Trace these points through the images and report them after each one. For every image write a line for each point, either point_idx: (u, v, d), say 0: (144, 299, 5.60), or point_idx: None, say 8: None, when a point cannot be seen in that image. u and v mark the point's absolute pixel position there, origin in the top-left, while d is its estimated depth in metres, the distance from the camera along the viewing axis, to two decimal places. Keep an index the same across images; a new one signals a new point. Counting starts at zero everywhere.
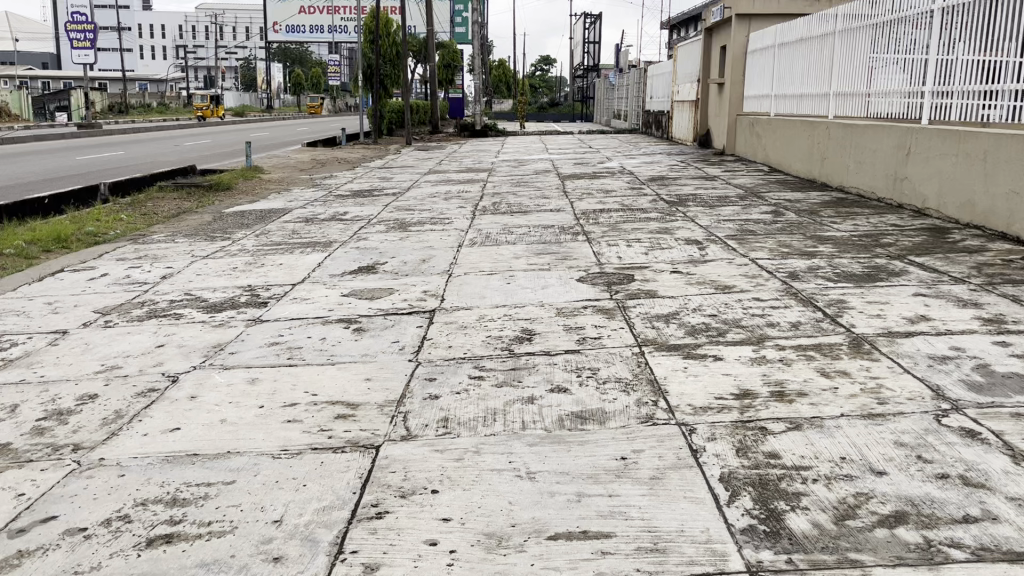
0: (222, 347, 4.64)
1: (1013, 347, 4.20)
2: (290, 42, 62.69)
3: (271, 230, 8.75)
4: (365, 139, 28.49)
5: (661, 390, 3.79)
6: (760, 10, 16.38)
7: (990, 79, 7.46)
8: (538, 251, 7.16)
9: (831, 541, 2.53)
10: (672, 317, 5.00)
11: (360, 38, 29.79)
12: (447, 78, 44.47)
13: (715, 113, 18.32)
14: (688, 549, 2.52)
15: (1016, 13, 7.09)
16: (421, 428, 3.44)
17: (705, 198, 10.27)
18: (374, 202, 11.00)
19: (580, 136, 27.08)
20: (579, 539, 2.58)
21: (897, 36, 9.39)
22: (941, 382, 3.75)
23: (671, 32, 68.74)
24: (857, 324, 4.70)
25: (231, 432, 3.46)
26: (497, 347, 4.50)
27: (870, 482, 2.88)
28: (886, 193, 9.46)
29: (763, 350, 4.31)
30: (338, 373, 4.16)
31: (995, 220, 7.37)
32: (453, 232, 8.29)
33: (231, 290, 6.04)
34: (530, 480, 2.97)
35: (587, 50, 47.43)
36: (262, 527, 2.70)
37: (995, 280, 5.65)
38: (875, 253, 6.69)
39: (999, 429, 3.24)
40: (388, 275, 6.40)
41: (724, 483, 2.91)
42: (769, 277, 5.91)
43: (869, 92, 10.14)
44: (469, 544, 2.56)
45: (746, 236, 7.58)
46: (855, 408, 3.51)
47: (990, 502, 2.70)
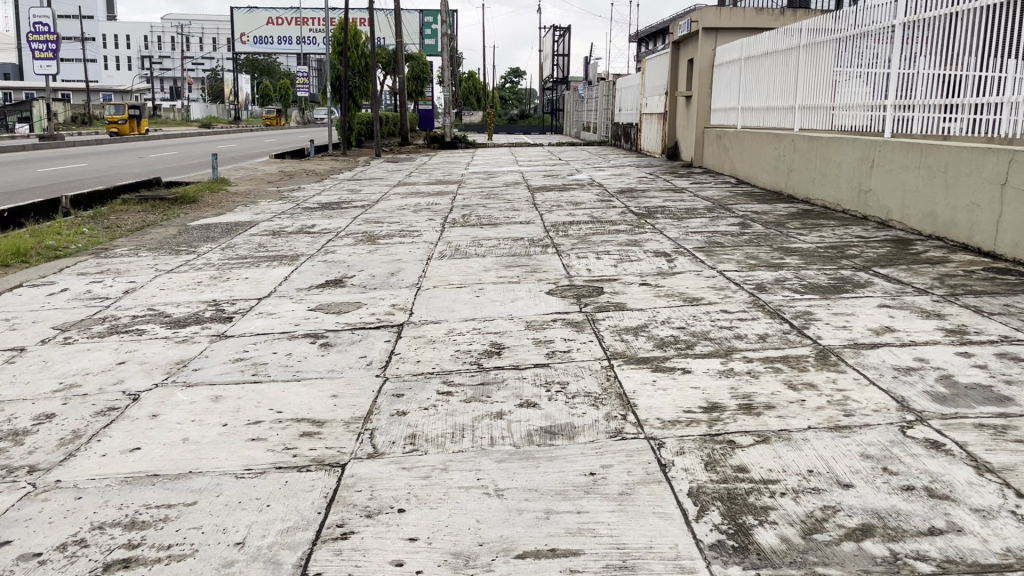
0: (184, 364, 4.56)
1: (976, 358, 4.25)
2: (258, 54, 62.30)
3: (237, 243, 8.65)
4: (333, 151, 28.39)
5: (630, 404, 3.78)
6: (727, 24, 16.55)
7: (950, 93, 7.60)
8: (508, 264, 7.16)
9: (799, 556, 2.52)
10: (641, 329, 5.00)
11: (329, 49, 29.47)
12: (417, 90, 44.44)
13: (683, 126, 18.49)
14: (656, 566, 2.51)
15: (975, 28, 7.22)
16: (388, 446, 3.40)
17: (673, 210, 10.34)
18: (342, 214, 10.94)
19: (550, 148, 27.17)
20: (548, 557, 2.55)
21: (860, 51, 9.55)
22: (906, 393, 3.79)
23: (640, 46, 69.72)
24: (824, 336, 4.73)
25: (193, 452, 3.39)
26: (466, 361, 4.47)
27: (837, 495, 2.89)
28: (851, 205, 9.58)
29: (730, 362, 4.32)
30: (304, 389, 4.09)
31: (956, 232, 7.49)
32: (422, 245, 8.25)
33: (195, 305, 5.94)
34: (498, 497, 2.94)
35: (557, 62, 47.74)
36: (224, 550, 2.64)
37: (958, 291, 5.73)
38: (841, 265, 6.76)
39: (963, 440, 3.27)
40: (356, 288, 6.34)
41: (692, 498, 2.90)
42: (737, 290, 5.95)
43: (834, 105, 10.28)
44: (436, 564, 2.52)
45: (714, 248, 7.63)
46: (822, 420, 3.52)
47: (954, 513, 2.72)
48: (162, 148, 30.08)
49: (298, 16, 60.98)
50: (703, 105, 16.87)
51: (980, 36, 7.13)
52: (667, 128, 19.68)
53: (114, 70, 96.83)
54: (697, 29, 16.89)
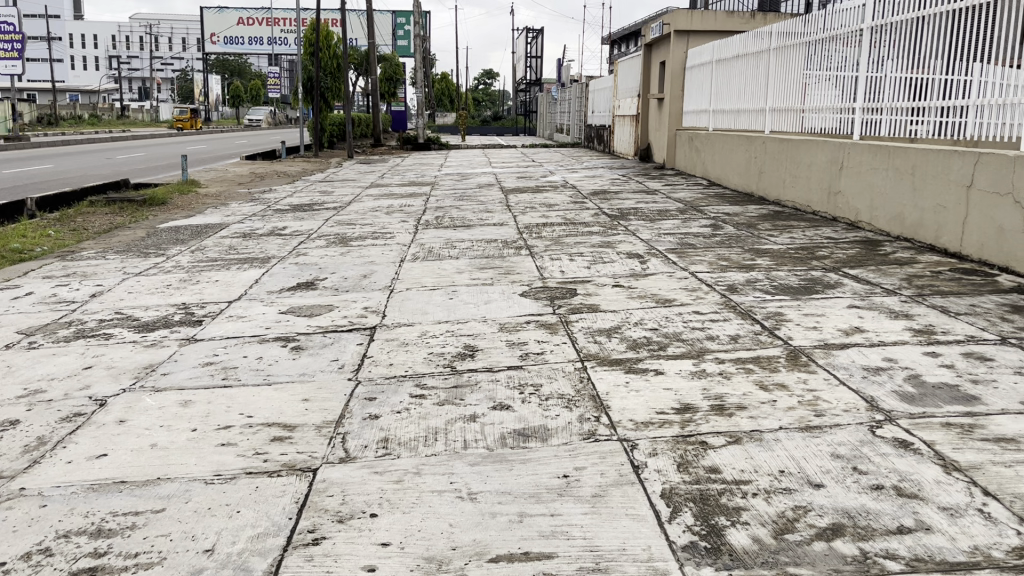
0: (153, 368, 4.50)
1: (943, 358, 4.31)
2: (228, 54, 61.73)
3: (207, 246, 8.56)
4: (306, 152, 28.24)
5: (604, 406, 3.78)
6: (698, 27, 16.65)
7: (917, 96, 7.72)
8: (482, 265, 7.14)
9: (770, 556, 2.54)
10: (614, 330, 5.01)
11: (301, 49, 29.30)
12: (389, 91, 44.32)
13: (656, 129, 18.59)
14: (629, 568, 2.51)
15: (941, 32, 7.34)
16: (360, 450, 3.37)
17: (646, 212, 10.39)
18: (313, 216, 10.87)
19: (524, 150, 27.20)
20: (521, 560, 2.55)
21: (829, 54, 9.67)
22: (875, 393, 3.83)
23: (612, 49, 70.19)
24: (794, 337, 4.77)
25: (162, 459, 3.34)
26: (439, 364, 4.45)
27: (808, 495, 2.91)
28: (821, 207, 9.68)
29: (703, 363, 4.35)
30: (274, 394, 4.05)
31: (924, 233, 7.60)
32: (394, 247, 8.23)
33: (163, 308, 5.87)
34: (472, 501, 2.93)
35: (530, 64, 47.83)
36: (192, 557, 2.60)
37: (926, 292, 5.80)
38: (811, 266, 6.83)
39: (931, 439, 3.31)
40: (328, 291, 6.29)
41: (665, 500, 2.90)
42: (709, 291, 5.98)
43: (803, 108, 10.39)
44: (408, 569, 2.51)
45: (686, 250, 7.68)
46: (793, 421, 3.55)
47: (923, 512, 2.75)
48: (132, 148, 29.76)
49: (269, 17, 60.54)
50: (675, 107, 16.98)
51: (945, 39, 7.24)
52: (640, 130, 19.76)
53: (82, 70, 95.35)
54: (669, 32, 16.99)
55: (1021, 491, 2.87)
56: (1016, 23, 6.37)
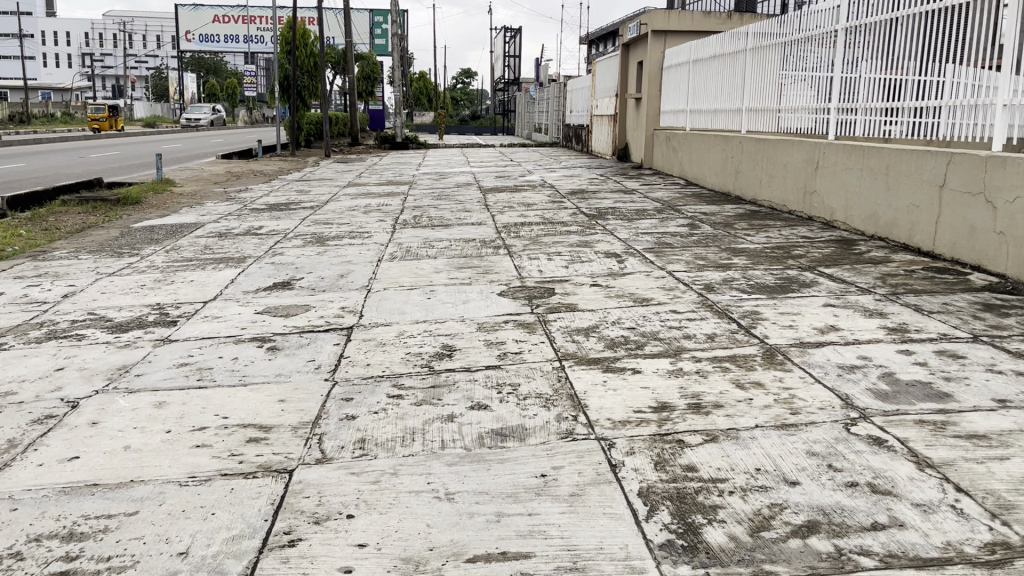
0: (127, 369, 4.45)
1: (916, 356, 4.36)
2: (203, 52, 61.23)
3: (182, 245, 8.47)
4: (282, 151, 28.06)
5: (581, 405, 3.79)
6: (675, 27, 16.72)
7: (891, 97, 7.81)
8: (460, 265, 7.12)
9: (746, 554, 2.55)
10: (592, 330, 5.02)
11: (278, 48, 29.11)
12: (367, 90, 44.17)
13: (633, 129, 18.67)
14: (607, 567, 2.51)
15: (914, 33, 7.42)
16: (337, 450, 3.35)
17: (624, 211, 10.42)
18: (290, 215, 10.81)
19: (502, 149, 27.20)
20: (499, 560, 2.54)
21: (804, 55, 9.75)
22: (850, 391, 3.86)
23: (589, 49, 70.45)
24: (771, 336, 4.81)
25: (135, 461, 3.30)
26: (417, 364, 4.43)
27: (783, 492, 2.93)
28: (797, 206, 9.75)
29: (679, 362, 4.36)
30: (250, 394, 4.02)
31: (897, 232, 7.68)
32: (372, 246, 8.20)
33: (138, 308, 5.81)
34: (449, 501, 2.92)
35: (508, 63, 47.86)
36: (166, 561, 2.57)
37: (899, 290, 5.87)
38: (787, 265, 6.88)
39: (905, 436, 3.34)
40: (305, 291, 6.25)
41: (643, 498, 2.91)
42: (686, 290, 6.01)
43: (779, 108, 10.47)
44: (386, 569, 2.50)
45: (664, 249, 7.71)
46: (769, 419, 3.57)
47: (896, 508, 2.78)
48: (106, 147, 29.41)
49: (245, 15, 60.13)
50: (653, 106, 17.04)
51: (919, 40, 7.32)
52: (618, 130, 19.82)
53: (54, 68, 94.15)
54: (646, 32, 17.05)
55: (992, 487, 2.91)
56: (987, 25, 6.45)
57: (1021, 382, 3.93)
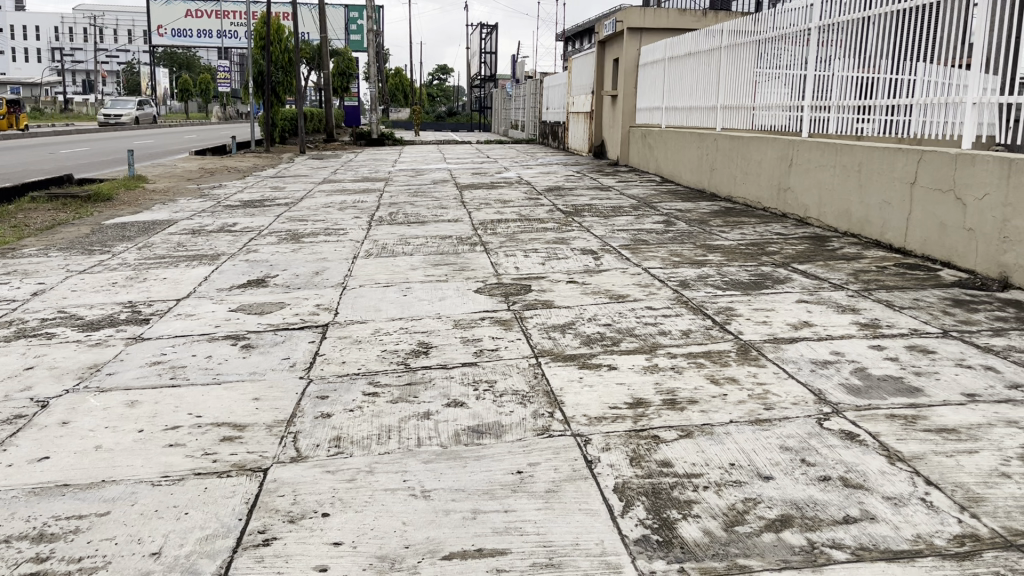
0: (98, 368, 4.39)
1: (888, 351, 4.41)
2: (175, 47, 60.58)
3: (154, 243, 8.38)
4: (257, 147, 27.84)
5: (557, 401, 3.80)
6: (650, 24, 16.77)
7: (864, 95, 7.89)
8: (436, 262, 7.11)
9: (721, 548, 2.57)
10: (568, 326, 5.03)
11: (252, 43, 28.87)
12: (343, 86, 43.89)
13: (609, 125, 18.73)
14: (583, 563, 2.52)
15: (886, 32, 7.49)
16: (312, 449, 3.34)
17: (600, 208, 10.45)
18: (264, 212, 10.73)
19: (478, 146, 27.17)
20: (474, 557, 2.54)
21: (778, 53, 9.82)
22: (823, 386, 3.91)
23: (566, 46, 70.51)
24: (745, 331, 4.84)
25: (107, 461, 3.26)
26: (393, 361, 4.42)
27: (757, 487, 2.95)
28: (771, 203, 9.84)
29: (655, 358, 4.39)
30: (224, 393, 3.98)
31: (870, 229, 7.77)
32: (347, 243, 8.16)
33: (110, 306, 5.74)
34: (424, 498, 2.92)
35: (485, 60, 47.81)
36: (139, 561, 2.55)
37: (871, 286, 5.94)
38: (761, 261, 6.94)
39: (876, 430, 3.38)
40: (280, 288, 6.21)
41: (618, 493, 2.93)
42: (661, 287, 6.04)
43: (754, 106, 10.54)
44: (361, 568, 2.49)
45: (640, 246, 7.74)
46: (743, 414, 3.60)
47: (867, 502, 2.82)
48: (77, 143, 29.01)
49: (218, 9, 59.53)
50: (629, 104, 17.09)
51: (891, 39, 7.40)
52: (594, 127, 19.87)
53: (23, 62, 92.73)
54: (622, 29, 17.09)
55: (961, 480, 2.95)
56: (956, 25, 6.53)
57: (989, 376, 3.99)
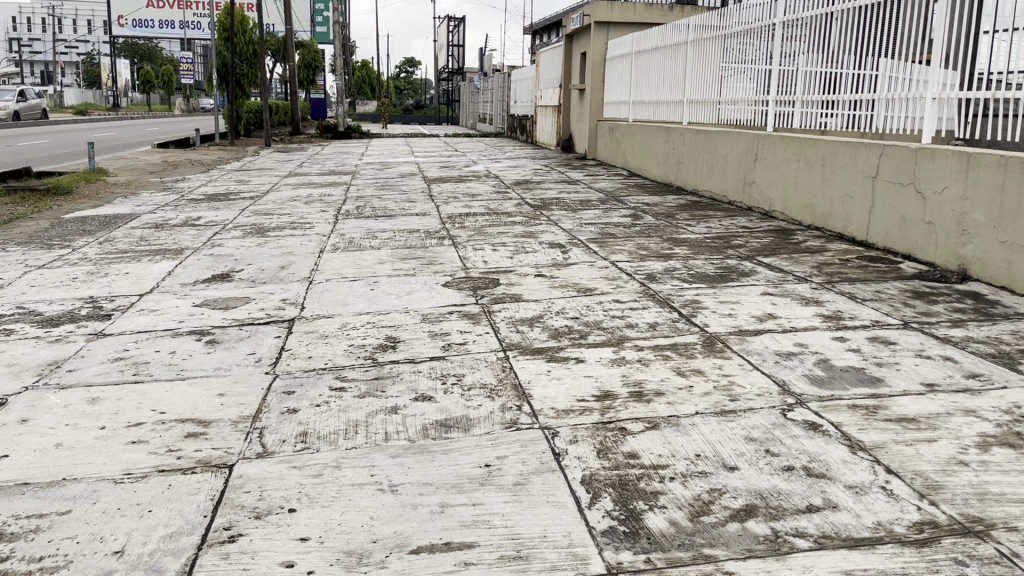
0: (58, 365, 4.31)
1: (851, 342, 4.48)
2: (136, 38, 59.60)
3: (116, 237, 8.24)
4: (221, 140, 27.49)
5: (525, 394, 3.81)
6: (617, 19, 16.81)
7: (828, 90, 7.99)
8: (403, 256, 7.09)
9: (686, 538, 2.60)
10: (536, 320, 5.04)
11: (216, 34, 28.48)
12: (309, 78, 43.44)
13: (577, 120, 18.78)
14: (550, 554, 2.53)
15: (850, 27, 7.59)
16: (278, 444, 3.31)
17: (568, 202, 10.47)
18: (229, 206, 10.61)
19: (446, 139, 27.08)
20: (442, 551, 2.54)
21: (743, 47, 9.90)
22: (787, 377, 3.96)
23: (534, 40, 70.50)
24: (710, 324, 4.89)
25: (68, 458, 3.21)
26: (360, 356, 4.40)
27: (722, 477, 2.99)
28: (737, 197, 9.94)
29: (622, 351, 4.41)
30: (189, 389, 3.94)
31: (833, 223, 7.89)
32: (314, 237, 8.09)
33: (69, 302, 5.64)
34: (393, 493, 2.91)
35: (452, 53, 47.63)
36: (101, 560, 2.51)
37: (834, 278, 6.02)
38: (727, 254, 7.00)
39: (839, 421, 3.44)
40: (245, 283, 6.14)
41: (586, 485, 2.94)
42: (628, 280, 6.08)
43: (720, 100, 10.63)
44: (328, 563, 2.47)
45: (607, 239, 7.78)
46: (709, 405, 3.64)
47: (830, 491, 2.86)
48: (35, 135, 28.41)
49: None
50: (596, 97, 17.13)
51: (854, 34, 7.49)
52: (562, 120, 19.89)
53: None
54: (589, 23, 17.10)
55: (920, 469, 3.01)
56: (916, 22, 6.63)
57: (948, 366, 4.07)
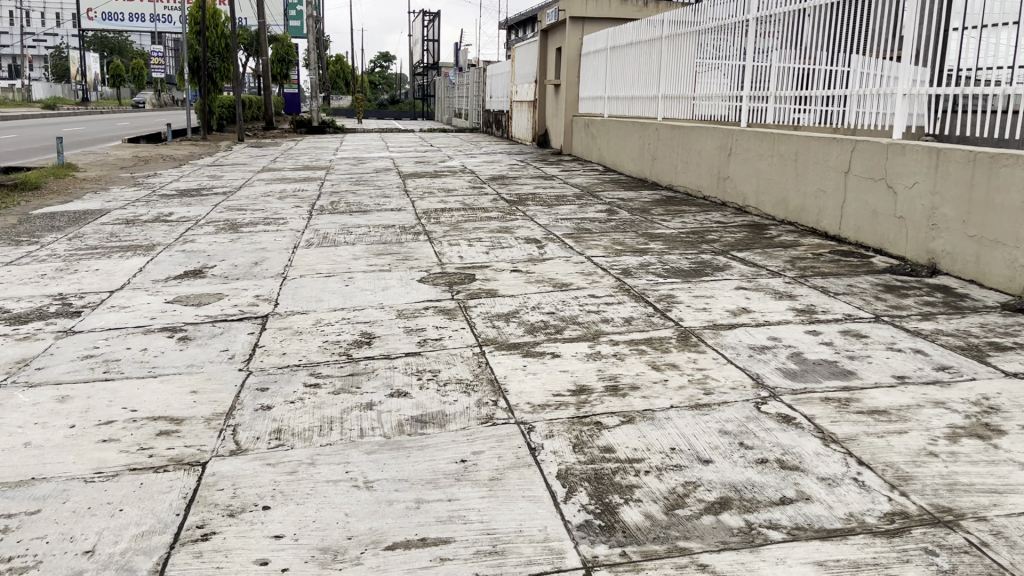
0: (26, 363, 4.25)
1: (823, 336, 4.53)
2: (106, 31, 58.80)
3: (86, 233, 8.12)
4: (193, 135, 27.20)
5: (501, 390, 3.81)
6: (592, 13, 16.83)
7: (801, 86, 8.05)
8: (378, 251, 7.06)
9: (662, 532, 2.61)
10: (512, 315, 5.04)
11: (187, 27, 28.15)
12: (282, 73, 43.06)
13: (553, 115, 18.78)
14: (526, 549, 2.53)
15: (822, 23, 7.65)
16: (252, 442, 3.28)
17: (544, 197, 10.48)
18: (201, 201, 10.50)
19: (422, 134, 26.99)
20: (418, 546, 2.54)
21: (717, 43, 9.95)
22: (760, 370, 3.99)
23: (509, 34, 70.47)
24: (685, 318, 4.92)
25: (37, 458, 3.16)
26: (335, 352, 4.38)
27: (697, 470, 3.00)
28: (711, 192, 9.99)
29: (598, 346, 4.43)
30: (161, 386, 3.89)
31: (806, 218, 7.95)
32: (287, 233, 8.03)
33: (38, 299, 5.55)
34: (368, 489, 2.89)
35: (426, 47, 47.49)
36: (72, 560, 2.48)
37: (807, 273, 6.08)
38: (701, 249, 7.04)
39: (811, 413, 3.47)
40: (218, 279, 6.08)
41: (561, 480, 2.95)
42: (604, 275, 6.09)
43: (695, 96, 10.68)
44: (303, 560, 2.46)
45: (583, 234, 7.79)
46: (684, 399, 3.66)
47: (803, 483, 2.89)
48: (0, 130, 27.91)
49: None
50: (572, 92, 17.15)
51: (827, 30, 7.56)
52: (537, 116, 19.91)
53: None
54: (564, 18, 17.11)
55: (891, 460, 3.05)
56: (887, 19, 6.69)
57: (919, 359, 4.12)
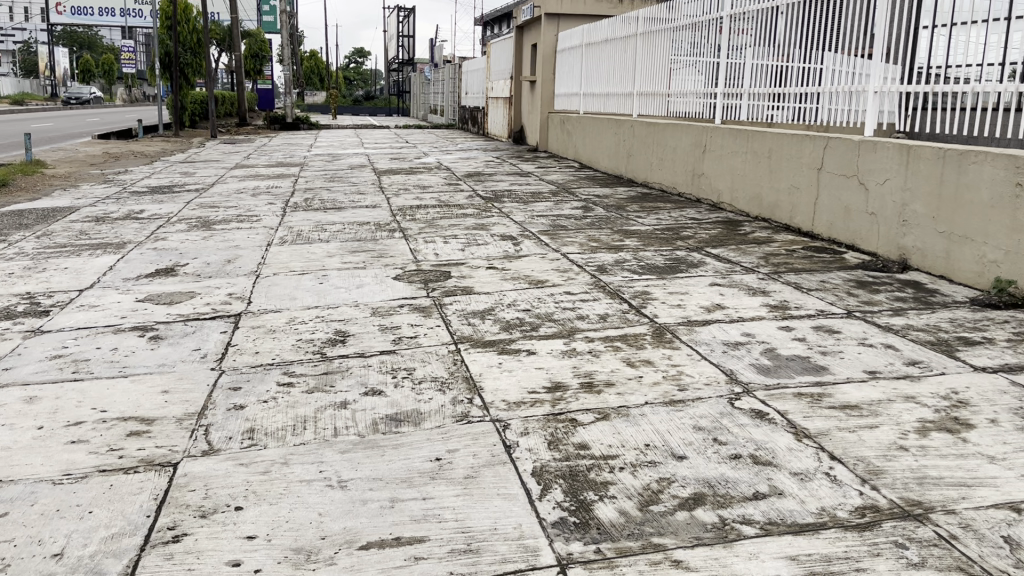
0: None
1: (796, 331, 4.56)
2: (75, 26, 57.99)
3: (54, 231, 8.00)
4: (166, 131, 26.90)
5: (476, 387, 3.80)
6: (568, 10, 16.84)
7: (775, 83, 8.11)
8: (353, 249, 7.02)
9: (636, 528, 2.62)
10: (487, 313, 5.03)
11: (159, 22, 27.81)
12: (255, 68, 42.69)
13: (529, 111, 18.77)
14: (501, 547, 2.53)
15: (794, 21, 7.71)
16: (224, 442, 3.25)
17: (519, 194, 10.47)
18: (173, 198, 10.37)
19: (397, 131, 26.90)
20: (392, 546, 2.53)
21: (691, 41, 10.00)
22: (735, 367, 4.02)
23: (484, 31, 70.40)
24: (659, 315, 4.94)
25: (4, 459, 3.11)
26: (309, 351, 4.34)
27: (671, 466, 3.02)
28: (686, 188, 10.04)
29: (573, 343, 4.43)
30: (131, 386, 3.84)
31: (780, 214, 8.01)
32: (261, 230, 7.97)
33: (6, 298, 5.46)
34: (341, 489, 2.88)
35: (401, 43, 47.33)
36: (40, 563, 2.44)
37: (781, 269, 6.13)
38: (676, 246, 7.07)
39: (784, 408, 3.50)
40: (189, 277, 6.02)
41: (536, 477, 2.95)
42: (579, 271, 6.10)
43: (670, 92, 10.72)
44: (276, 561, 2.44)
45: (559, 231, 7.80)
46: (658, 395, 3.67)
47: (776, 478, 2.91)
48: None
49: None
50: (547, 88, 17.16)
51: (799, 28, 7.62)
52: (513, 112, 19.89)
53: None
54: (539, 14, 17.11)
55: (862, 454, 3.08)
56: (859, 17, 6.74)
57: (889, 354, 4.17)
